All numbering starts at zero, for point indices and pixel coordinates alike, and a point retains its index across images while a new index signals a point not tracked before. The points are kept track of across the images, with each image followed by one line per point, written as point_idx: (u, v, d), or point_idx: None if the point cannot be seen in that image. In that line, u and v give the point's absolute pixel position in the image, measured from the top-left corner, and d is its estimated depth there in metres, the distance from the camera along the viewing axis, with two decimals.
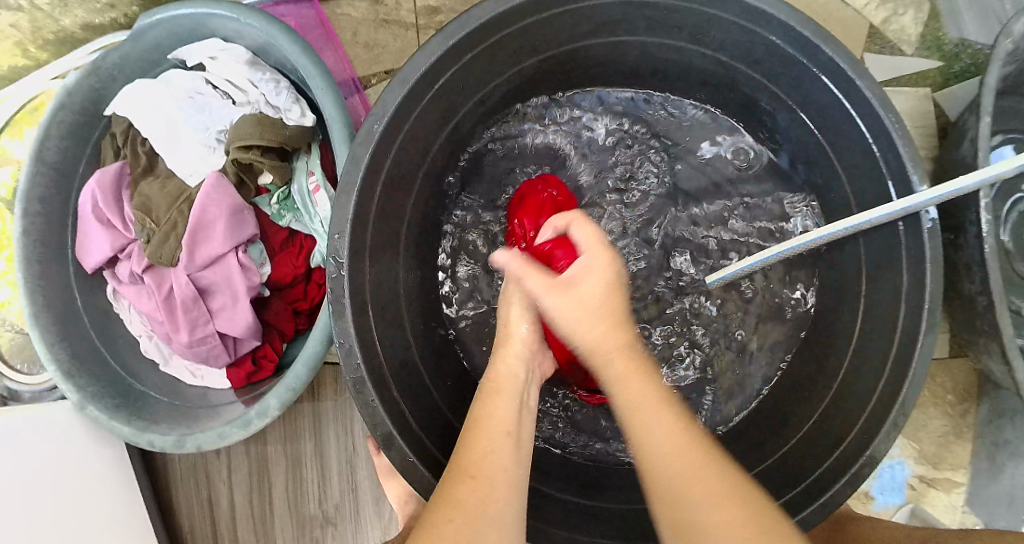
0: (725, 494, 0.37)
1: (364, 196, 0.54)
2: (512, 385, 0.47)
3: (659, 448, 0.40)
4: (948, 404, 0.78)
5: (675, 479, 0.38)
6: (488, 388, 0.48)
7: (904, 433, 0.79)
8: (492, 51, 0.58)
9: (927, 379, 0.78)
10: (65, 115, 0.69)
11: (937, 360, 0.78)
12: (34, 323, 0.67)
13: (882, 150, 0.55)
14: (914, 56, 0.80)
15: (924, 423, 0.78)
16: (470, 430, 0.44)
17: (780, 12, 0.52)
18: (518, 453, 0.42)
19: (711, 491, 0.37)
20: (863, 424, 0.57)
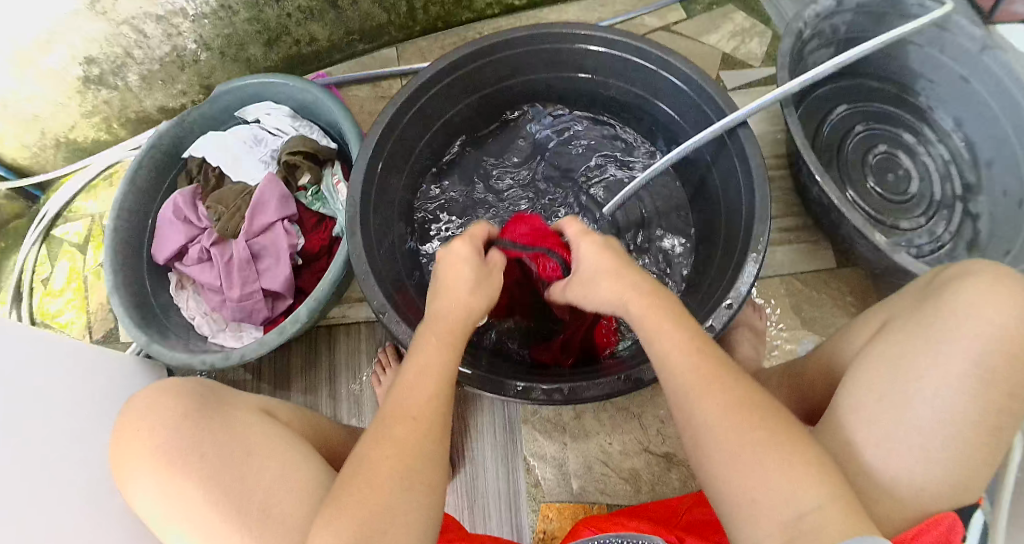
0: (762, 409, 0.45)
1: (371, 166, 0.80)
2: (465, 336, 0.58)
3: (693, 392, 0.47)
4: (848, 303, 0.96)
5: (725, 411, 0.45)
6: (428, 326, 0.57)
7: (815, 331, 0.96)
8: (449, 88, 0.87)
9: (823, 285, 0.98)
10: (154, 152, 0.97)
11: (829, 270, 0.99)
12: (113, 293, 0.88)
13: (706, 105, 0.82)
14: (761, 67, 1.13)
15: (832, 321, 0.96)
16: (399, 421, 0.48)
17: (624, 38, 0.83)
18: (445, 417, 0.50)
19: (767, 436, 0.44)
20: (728, 277, 0.76)
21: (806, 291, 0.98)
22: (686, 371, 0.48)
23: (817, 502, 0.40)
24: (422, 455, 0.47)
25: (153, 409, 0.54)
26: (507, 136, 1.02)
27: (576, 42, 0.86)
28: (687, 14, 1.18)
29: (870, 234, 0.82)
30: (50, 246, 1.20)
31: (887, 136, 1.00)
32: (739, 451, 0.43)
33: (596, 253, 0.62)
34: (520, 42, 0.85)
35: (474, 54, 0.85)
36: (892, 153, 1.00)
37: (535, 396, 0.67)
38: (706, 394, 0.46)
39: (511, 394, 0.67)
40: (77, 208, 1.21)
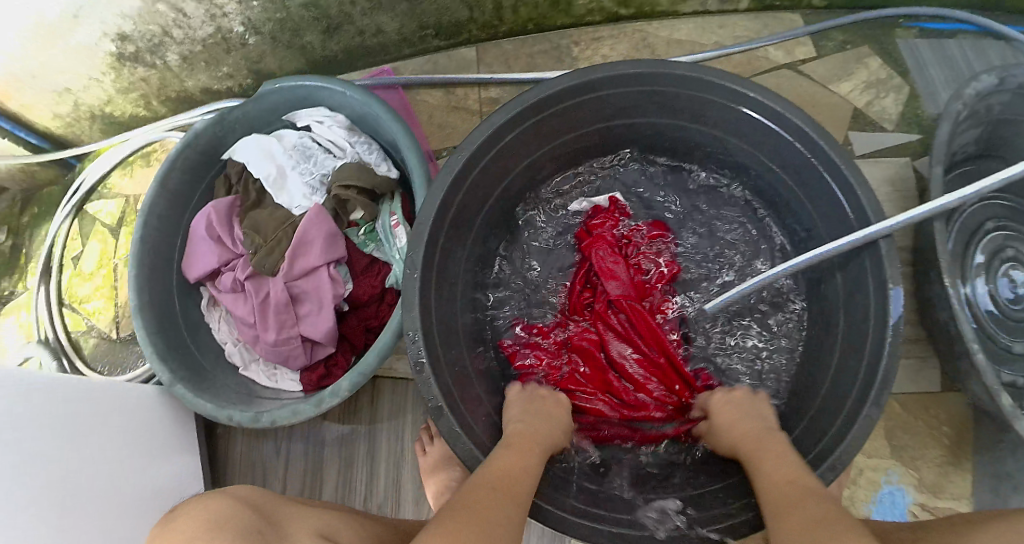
0: (800, 488, 0.55)
1: (437, 224, 0.69)
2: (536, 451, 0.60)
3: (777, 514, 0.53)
4: (942, 435, 0.87)
5: (776, 472, 0.58)
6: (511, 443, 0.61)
7: (902, 461, 0.88)
8: (540, 125, 0.74)
9: (921, 411, 0.89)
10: (190, 153, 0.85)
11: (929, 394, 0.89)
12: (137, 315, 0.80)
13: (849, 204, 0.69)
14: (894, 131, 0.98)
15: (921, 452, 0.88)
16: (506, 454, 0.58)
17: (769, 100, 0.68)
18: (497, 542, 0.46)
19: (803, 519, 0.50)
20: (841, 420, 0.68)
21: (902, 416, 0.89)
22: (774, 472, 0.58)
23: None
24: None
25: (217, 514, 0.47)
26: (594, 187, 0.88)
27: (701, 91, 0.72)
28: (818, 52, 1.00)
29: (997, 394, 0.74)
30: (83, 222, 1.11)
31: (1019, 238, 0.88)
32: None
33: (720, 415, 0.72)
34: (635, 80, 0.71)
35: (579, 89, 0.71)
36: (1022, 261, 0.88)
37: (603, 538, 0.62)
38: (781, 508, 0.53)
39: (564, 531, 0.62)
40: (111, 185, 1.12)
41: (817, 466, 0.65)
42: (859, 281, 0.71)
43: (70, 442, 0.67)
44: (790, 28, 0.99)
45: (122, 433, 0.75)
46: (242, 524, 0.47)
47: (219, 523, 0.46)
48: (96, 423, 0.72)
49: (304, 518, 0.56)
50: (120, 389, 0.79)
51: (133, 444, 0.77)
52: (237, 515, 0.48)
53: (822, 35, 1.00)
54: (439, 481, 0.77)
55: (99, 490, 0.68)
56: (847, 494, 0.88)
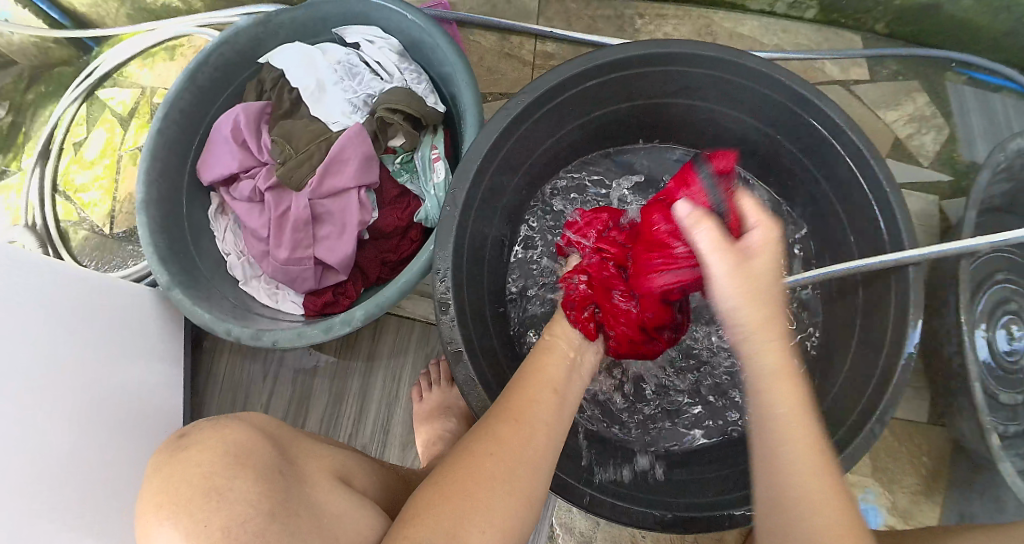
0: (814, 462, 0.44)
1: (482, 165, 0.66)
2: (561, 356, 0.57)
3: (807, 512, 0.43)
4: (923, 467, 0.87)
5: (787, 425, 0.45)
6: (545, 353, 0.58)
7: (880, 482, 0.87)
8: (601, 87, 0.72)
9: (908, 439, 0.88)
10: (227, 50, 0.81)
11: (918, 425, 0.88)
12: (143, 210, 0.76)
13: (886, 224, 0.69)
14: (930, 168, 0.95)
15: (899, 477, 0.87)
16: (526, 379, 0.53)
17: (826, 106, 0.67)
18: (534, 471, 0.46)
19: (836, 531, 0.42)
20: (846, 433, 0.67)
21: (887, 439, 0.88)
22: (800, 466, 0.44)
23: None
24: (492, 497, 0.43)
25: (235, 444, 0.41)
26: (628, 166, 0.87)
27: (764, 85, 0.70)
28: (872, 76, 0.97)
29: (989, 436, 0.74)
30: (91, 107, 1.06)
31: None
32: None
33: (767, 251, 0.53)
34: (702, 61, 0.69)
35: (644, 59, 0.69)
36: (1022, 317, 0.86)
37: (602, 512, 0.60)
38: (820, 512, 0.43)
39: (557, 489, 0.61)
40: (129, 74, 1.06)
41: None
42: (879, 303, 0.71)
43: (53, 328, 0.63)
44: (850, 46, 0.97)
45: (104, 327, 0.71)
46: (260, 459, 0.41)
47: (237, 458, 0.39)
48: (78, 313, 0.67)
49: (319, 451, 0.50)
50: (115, 283, 0.75)
51: (117, 342, 0.72)
52: (255, 447, 0.42)
53: (878, 60, 0.97)
54: (432, 429, 0.75)
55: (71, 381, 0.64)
56: None
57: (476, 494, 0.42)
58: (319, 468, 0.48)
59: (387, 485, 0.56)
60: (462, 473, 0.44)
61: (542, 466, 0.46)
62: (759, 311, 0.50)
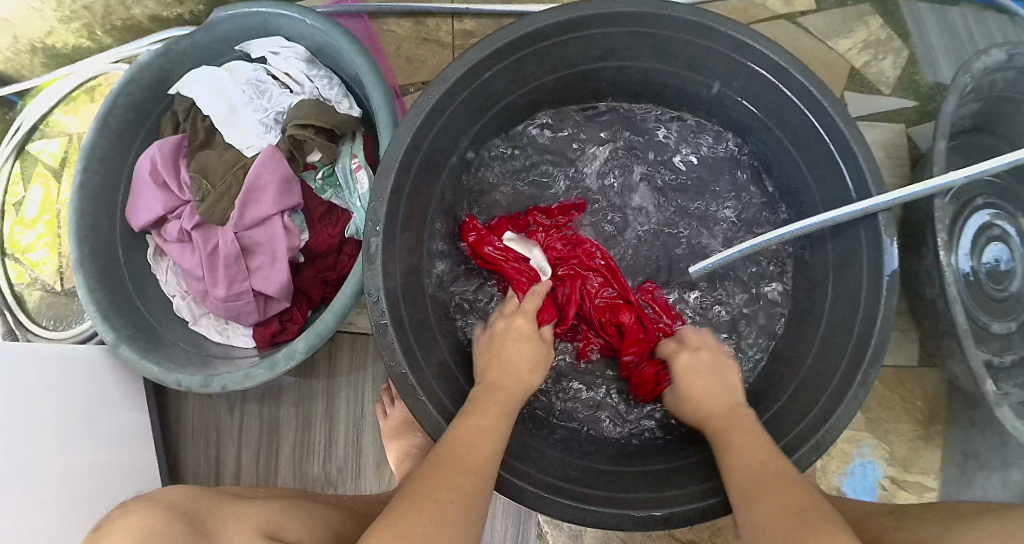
0: (773, 471, 0.51)
1: (402, 173, 0.63)
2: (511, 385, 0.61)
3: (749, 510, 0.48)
4: (917, 411, 0.84)
5: (745, 458, 0.54)
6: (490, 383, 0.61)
7: (875, 434, 0.85)
8: (520, 65, 0.67)
9: (898, 385, 0.85)
10: (133, 89, 0.77)
11: (908, 368, 0.85)
12: (78, 269, 0.74)
13: (845, 167, 0.64)
14: (891, 96, 0.89)
15: (894, 426, 0.85)
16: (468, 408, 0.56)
17: (761, 46, 0.62)
18: (474, 479, 0.49)
19: (778, 506, 0.46)
20: (826, 399, 0.63)
21: (876, 388, 0.85)
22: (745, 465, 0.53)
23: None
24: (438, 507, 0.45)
25: (143, 529, 0.40)
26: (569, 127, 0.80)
27: (696, 34, 0.65)
28: (819, 4, 0.91)
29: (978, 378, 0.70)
30: (25, 164, 1.02)
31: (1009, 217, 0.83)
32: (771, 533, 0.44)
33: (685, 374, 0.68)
34: (624, 19, 0.64)
35: (560, 27, 0.64)
36: (1005, 238, 0.82)
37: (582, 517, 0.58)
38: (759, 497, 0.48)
39: (525, 503, 0.58)
40: (54, 123, 1.03)
41: (797, 446, 0.62)
42: (846, 252, 0.67)
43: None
44: None
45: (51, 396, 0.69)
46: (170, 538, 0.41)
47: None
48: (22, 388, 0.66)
49: (243, 510, 0.50)
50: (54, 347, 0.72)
51: (73, 409, 0.71)
52: (163, 528, 0.41)
53: None
54: (400, 447, 0.73)
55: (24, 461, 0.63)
56: (819, 464, 0.86)
57: (421, 508, 0.44)
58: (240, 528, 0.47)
59: (332, 527, 0.55)
60: (411, 497, 0.46)
61: (484, 476, 0.49)
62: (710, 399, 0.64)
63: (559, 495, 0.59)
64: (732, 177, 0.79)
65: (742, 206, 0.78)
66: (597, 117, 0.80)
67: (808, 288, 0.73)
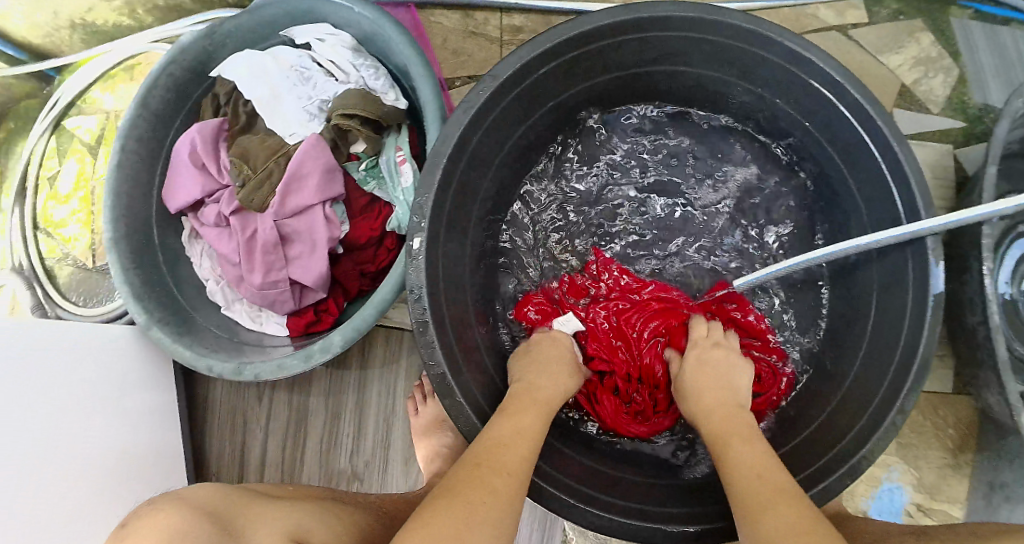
0: (773, 484, 0.50)
1: (448, 171, 0.62)
2: (542, 396, 0.60)
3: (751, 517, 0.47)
4: (948, 438, 0.83)
5: (748, 462, 0.52)
6: (521, 392, 0.61)
7: (904, 459, 0.85)
8: (571, 65, 0.67)
9: (930, 411, 0.84)
10: (175, 69, 0.77)
11: (941, 394, 0.84)
12: (113, 248, 0.74)
13: (897, 186, 0.63)
14: (940, 116, 0.88)
15: (925, 452, 0.84)
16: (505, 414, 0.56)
17: (819, 59, 0.61)
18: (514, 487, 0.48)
19: (786, 521, 0.45)
20: (864, 422, 0.63)
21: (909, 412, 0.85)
22: (745, 471, 0.51)
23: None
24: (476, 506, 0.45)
25: (173, 529, 0.41)
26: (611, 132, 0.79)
27: (752, 44, 0.64)
28: (871, 18, 0.89)
29: (1017, 412, 0.70)
30: (61, 139, 1.02)
31: None
32: None
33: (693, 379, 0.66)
34: (680, 24, 0.63)
35: (614, 29, 0.63)
36: None
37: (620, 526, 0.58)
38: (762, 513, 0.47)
39: (558, 510, 0.58)
40: (92, 99, 1.03)
41: (834, 467, 0.61)
42: (893, 274, 0.66)
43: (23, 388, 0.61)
44: None
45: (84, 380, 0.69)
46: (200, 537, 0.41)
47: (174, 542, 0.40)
48: (55, 371, 0.66)
49: (275, 510, 0.50)
50: (82, 327, 0.73)
51: (103, 393, 0.72)
52: (193, 526, 0.41)
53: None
54: (429, 445, 0.73)
55: (55, 443, 0.64)
56: (846, 487, 0.85)
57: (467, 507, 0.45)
58: (272, 531, 0.47)
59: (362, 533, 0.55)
60: (443, 499, 0.46)
61: (517, 480, 0.49)
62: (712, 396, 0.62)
63: (596, 503, 0.59)
64: (774, 189, 0.78)
65: (782, 228, 0.77)
66: (641, 122, 0.79)
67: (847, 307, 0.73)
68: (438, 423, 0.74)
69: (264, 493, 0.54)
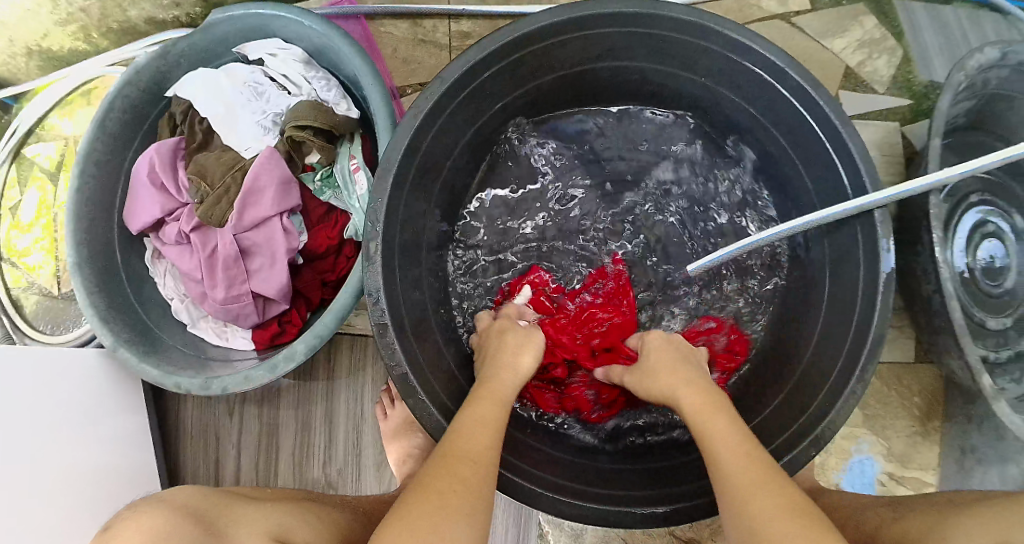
0: (762, 465, 0.49)
1: (401, 174, 0.63)
2: (503, 389, 0.58)
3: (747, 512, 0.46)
4: (914, 407, 0.85)
5: (729, 445, 0.51)
6: (483, 387, 0.59)
7: (873, 430, 0.86)
8: (518, 65, 0.68)
9: (895, 382, 0.86)
10: (130, 91, 0.77)
11: (904, 365, 0.86)
12: (76, 272, 0.73)
13: (842, 164, 0.64)
14: (885, 95, 0.90)
15: (892, 422, 0.86)
16: (467, 408, 0.55)
17: (758, 46, 0.63)
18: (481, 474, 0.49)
19: (782, 507, 0.45)
20: (825, 395, 0.64)
21: (874, 385, 0.86)
22: (736, 460, 0.50)
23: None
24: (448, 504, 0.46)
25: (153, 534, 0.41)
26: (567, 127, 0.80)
27: (694, 35, 0.65)
28: (813, 3, 0.92)
29: (976, 376, 0.71)
30: (21, 168, 1.01)
31: (1004, 215, 0.83)
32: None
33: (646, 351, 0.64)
34: (622, 20, 0.65)
35: (557, 28, 0.64)
36: (999, 236, 0.83)
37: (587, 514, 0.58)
38: (752, 499, 0.46)
39: (521, 498, 0.58)
40: (50, 126, 1.03)
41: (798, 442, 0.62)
42: (845, 250, 0.67)
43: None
44: None
45: (57, 402, 0.69)
46: (178, 541, 0.42)
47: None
48: (27, 396, 0.66)
49: (254, 513, 0.51)
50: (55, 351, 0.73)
51: (73, 416, 0.71)
52: (173, 530, 0.42)
53: None
54: (401, 447, 0.73)
55: (29, 469, 0.63)
56: (819, 461, 0.87)
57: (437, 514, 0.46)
58: (251, 533, 0.48)
59: (340, 531, 0.55)
60: (412, 505, 0.47)
61: (482, 472, 0.50)
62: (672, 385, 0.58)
63: (564, 491, 0.59)
64: (730, 173, 0.79)
65: (739, 211, 0.78)
66: (594, 117, 0.80)
67: (801, 285, 0.75)
68: (409, 426, 0.74)
69: (244, 496, 0.55)
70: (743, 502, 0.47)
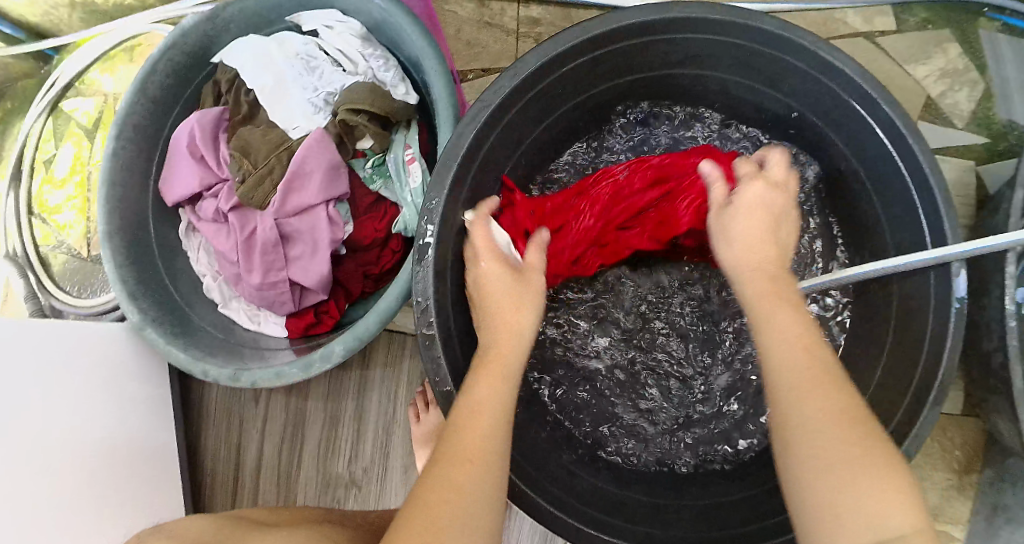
0: (821, 361, 0.43)
1: (461, 172, 0.59)
2: (506, 370, 0.50)
3: (798, 397, 0.41)
4: (956, 460, 0.82)
5: (787, 336, 0.45)
6: (482, 367, 0.50)
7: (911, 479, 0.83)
8: (593, 65, 0.64)
9: (939, 432, 0.83)
10: (175, 54, 0.74)
11: (951, 416, 0.83)
12: (106, 242, 0.71)
13: (924, 207, 0.60)
14: (965, 131, 0.85)
15: (931, 474, 0.83)
16: (467, 400, 0.47)
17: (853, 71, 0.58)
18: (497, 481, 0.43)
19: (844, 427, 0.40)
20: None
21: None
22: (789, 350, 0.44)
23: (902, 530, 0.36)
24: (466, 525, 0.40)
25: None
26: (632, 137, 0.77)
27: (784, 51, 0.61)
28: (900, 25, 0.87)
29: None
30: (58, 121, 0.99)
31: None
32: (836, 487, 0.38)
33: (750, 203, 0.56)
34: (712, 27, 0.61)
35: (641, 29, 0.60)
36: None
37: None
38: (808, 397, 0.41)
39: (569, 538, 0.56)
40: (90, 81, 1.00)
41: None
42: (915, 297, 0.64)
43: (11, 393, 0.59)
44: None
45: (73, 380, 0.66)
46: None
47: None
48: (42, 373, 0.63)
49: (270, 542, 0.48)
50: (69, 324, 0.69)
51: (93, 391, 0.69)
52: None
53: (905, 6, 0.86)
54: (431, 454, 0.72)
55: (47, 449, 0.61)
56: None
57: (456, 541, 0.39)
58: None
59: None
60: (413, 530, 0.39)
61: (497, 481, 0.43)
62: (754, 232, 0.54)
63: (606, 529, 0.58)
64: (799, 199, 0.76)
65: (805, 238, 0.75)
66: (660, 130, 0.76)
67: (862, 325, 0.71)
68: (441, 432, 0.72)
69: (257, 521, 0.53)
70: (787, 400, 0.42)
